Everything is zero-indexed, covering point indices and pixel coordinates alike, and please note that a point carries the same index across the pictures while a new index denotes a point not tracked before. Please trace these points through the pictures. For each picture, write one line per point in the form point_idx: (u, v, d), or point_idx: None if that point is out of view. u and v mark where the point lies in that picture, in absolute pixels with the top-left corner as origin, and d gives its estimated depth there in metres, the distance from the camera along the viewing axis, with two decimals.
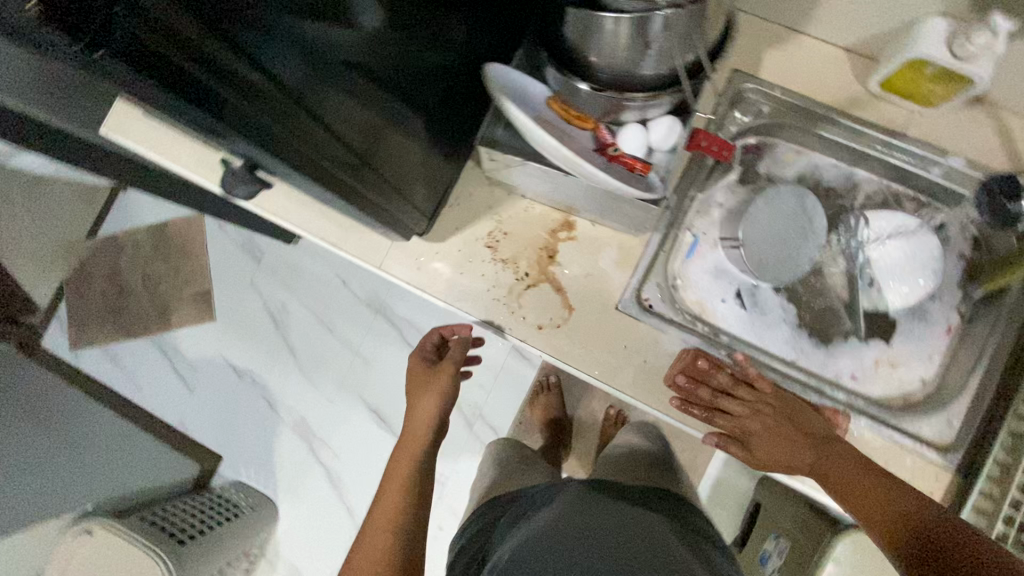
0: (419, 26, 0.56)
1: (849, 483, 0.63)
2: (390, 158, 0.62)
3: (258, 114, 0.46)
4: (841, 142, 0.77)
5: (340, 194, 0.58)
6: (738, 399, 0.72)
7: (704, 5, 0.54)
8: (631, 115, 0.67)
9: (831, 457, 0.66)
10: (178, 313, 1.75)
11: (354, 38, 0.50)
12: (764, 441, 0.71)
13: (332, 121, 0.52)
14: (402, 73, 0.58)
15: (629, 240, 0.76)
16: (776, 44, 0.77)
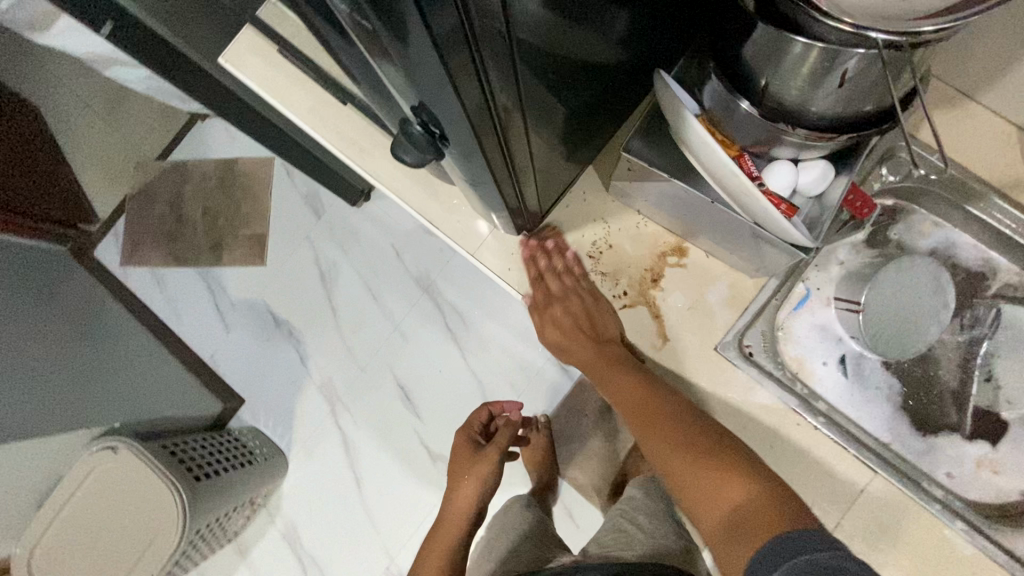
0: (611, 17, 0.52)
1: (632, 404, 0.72)
2: (536, 136, 0.58)
3: (481, 61, 0.39)
4: (992, 225, 0.71)
5: (490, 172, 0.54)
6: (551, 285, 0.77)
7: (913, 52, 0.49)
8: (784, 151, 0.64)
9: (613, 373, 0.76)
10: (230, 251, 1.75)
11: (566, 18, 0.46)
12: (558, 315, 0.80)
13: (518, 97, 0.48)
14: (577, 63, 0.54)
15: (742, 280, 0.72)
16: (943, 108, 0.72)
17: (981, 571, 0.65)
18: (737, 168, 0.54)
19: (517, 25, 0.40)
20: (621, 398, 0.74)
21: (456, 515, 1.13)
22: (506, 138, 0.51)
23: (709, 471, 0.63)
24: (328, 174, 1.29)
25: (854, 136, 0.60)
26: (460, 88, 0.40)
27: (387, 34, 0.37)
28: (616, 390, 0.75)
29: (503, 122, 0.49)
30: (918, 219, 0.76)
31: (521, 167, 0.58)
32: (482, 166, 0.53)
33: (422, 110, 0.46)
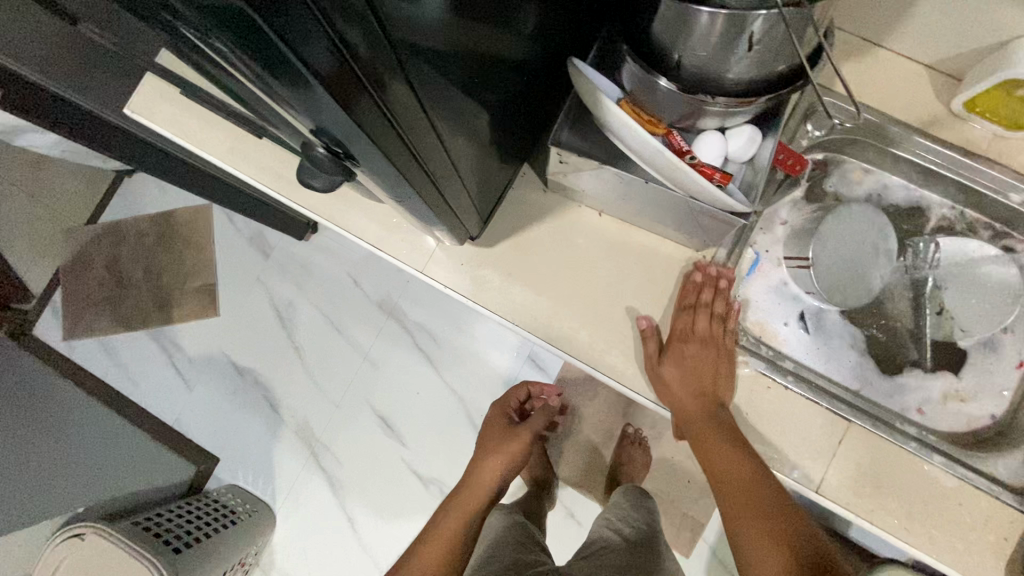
0: (516, 16, 0.51)
1: (726, 474, 0.67)
2: (460, 143, 0.57)
3: (377, 82, 0.38)
4: (919, 163, 0.73)
5: (414, 189, 0.53)
6: (701, 324, 0.71)
7: (814, 7, 0.49)
8: (710, 123, 0.64)
9: (712, 436, 0.68)
10: (180, 306, 1.67)
11: (466, 23, 0.45)
12: (688, 353, 0.70)
13: (430, 110, 0.47)
14: (489, 66, 0.53)
15: (692, 255, 0.72)
16: (854, 58, 0.73)
17: (969, 501, 0.65)
18: (663, 146, 0.53)
19: (410, 40, 0.39)
20: (718, 471, 0.67)
21: (478, 491, 1.09)
22: (423, 153, 0.50)
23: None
24: (267, 212, 1.25)
25: (772, 98, 0.60)
26: (354, 111, 0.38)
27: (268, 68, 0.35)
28: (714, 463, 0.68)
29: (417, 136, 0.47)
30: (850, 167, 0.78)
31: (447, 179, 0.57)
32: (404, 185, 0.51)
33: (327, 134, 0.44)
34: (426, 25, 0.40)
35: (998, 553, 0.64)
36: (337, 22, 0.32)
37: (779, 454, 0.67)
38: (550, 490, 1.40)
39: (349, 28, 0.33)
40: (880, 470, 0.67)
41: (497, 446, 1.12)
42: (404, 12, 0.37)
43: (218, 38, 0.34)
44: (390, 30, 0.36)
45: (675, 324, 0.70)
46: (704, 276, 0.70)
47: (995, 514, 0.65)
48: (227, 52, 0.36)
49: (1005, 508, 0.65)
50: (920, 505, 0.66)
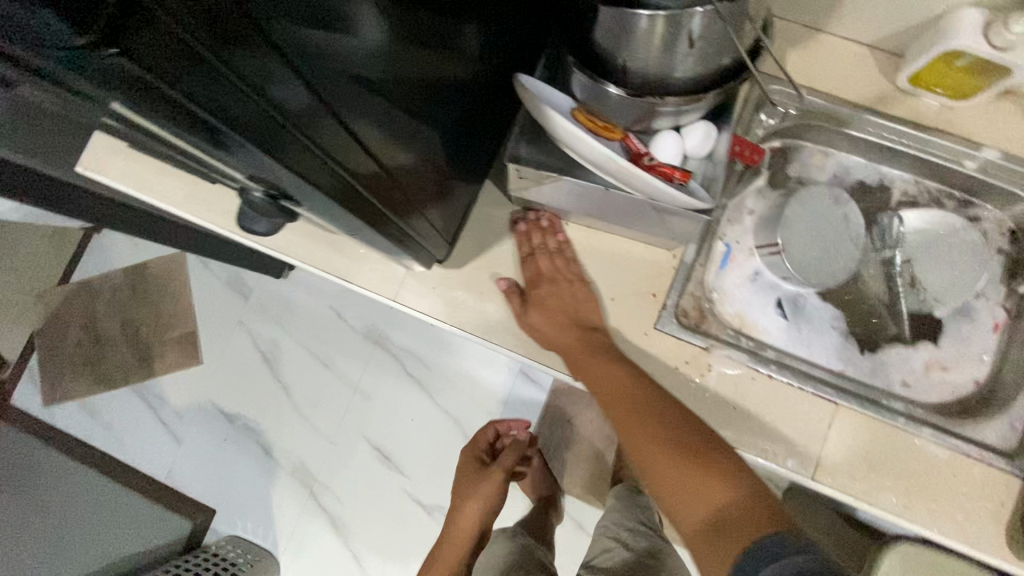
0: (443, 34, 0.52)
1: (609, 394, 0.67)
2: (411, 170, 0.57)
3: (289, 114, 0.39)
4: (874, 141, 0.74)
5: (364, 217, 0.53)
6: (542, 264, 0.72)
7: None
8: (664, 122, 0.65)
9: (588, 359, 0.69)
10: (160, 358, 1.64)
11: (380, 47, 0.45)
12: (545, 289, 0.71)
13: (363, 136, 0.48)
14: (425, 87, 0.54)
15: (663, 254, 0.72)
16: (799, 45, 0.74)
17: (960, 471, 0.65)
18: (612, 152, 0.53)
19: (328, 79, 0.41)
20: (603, 390, 0.67)
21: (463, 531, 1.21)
22: (368, 180, 0.51)
23: (697, 482, 0.61)
24: (238, 255, 1.23)
25: (720, 92, 0.61)
26: (276, 148, 0.40)
27: (175, 118, 0.36)
28: (597, 380, 0.68)
29: (358, 168, 0.49)
30: (808, 152, 0.79)
31: (402, 204, 0.58)
32: (352, 215, 0.52)
33: (265, 178, 0.45)
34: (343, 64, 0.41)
35: (996, 519, 0.64)
36: (242, 74, 0.34)
37: (773, 446, 0.67)
38: (556, 504, 1.38)
39: (257, 77, 0.35)
40: (874, 452, 0.66)
41: (470, 491, 1.21)
42: (315, 54, 0.38)
43: (121, 98, 0.35)
44: (304, 75, 0.38)
45: (525, 273, 0.72)
46: (528, 224, 0.73)
47: (988, 480, 0.65)
48: (138, 110, 0.37)
49: (997, 473, 0.65)
50: (914, 480, 0.65)
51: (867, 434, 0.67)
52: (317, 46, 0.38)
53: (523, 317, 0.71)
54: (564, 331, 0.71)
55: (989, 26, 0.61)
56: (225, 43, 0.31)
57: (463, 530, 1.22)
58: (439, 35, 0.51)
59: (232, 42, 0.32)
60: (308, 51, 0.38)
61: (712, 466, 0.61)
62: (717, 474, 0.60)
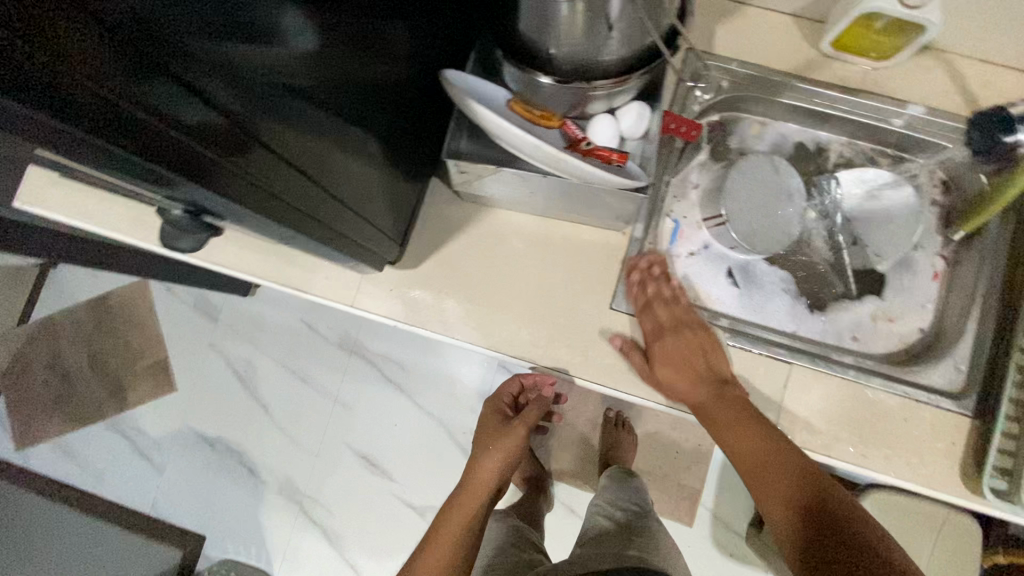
0: (367, 35, 0.52)
1: (750, 452, 0.63)
2: (348, 181, 0.58)
3: (199, 138, 0.39)
4: (805, 106, 0.76)
5: (298, 228, 0.54)
6: (661, 315, 0.71)
7: None
8: (598, 107, 0.66)
9: (732, 412, 0.65)
10: (133, 389, 1.61)
11: (300, 59, 0.45)
12: (670, 342, 0.70)
13: (289, 151, 0.48)
14: (354, 90, 0.54)
15: (612, 235, 0.74)
16: (725, 18, 0.76)
17: (911, 415, 0.68)
18: (539, 140, 0.54)
19: (243, 104, 0.41)
20: (743, 453, 0.64)
21: (474, 495, 0.98)
22: (300, 192, 0.51)
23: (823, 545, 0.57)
24: (198, 276, 1.21)
25: (648, 72, 0.62)
26: (190, 172, 0.40)
27: (79, 150, 0.37)
28: (737, 444, 0.64)
29: (286, 186, 0.49)
30: (746, 123, 0.80)
31: (343, 211, 0.58)
32: (287, 226, 0.53)
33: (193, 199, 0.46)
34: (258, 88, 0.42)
35: (948, 457, 0.67)
36: (142, 103, 0.34)
37: None
38: (545, 491, 1.40)
39: (158, 105, 0.35)
40: (829, 406, 0.69)
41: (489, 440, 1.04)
42: (227, 81, 0.39)
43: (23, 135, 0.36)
44: (212, 101, 0.38)
45: (643, 325, 0.71)
46: (641, 274, 0.72)
47: (939, 421, 0.68)
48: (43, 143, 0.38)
49: (946, 414, 0.68)
50: (870, 429, 0.68)
51: (822, 390, 0.69)
52: (227, 71, 0.39)
53: (649, 370, 0.69)
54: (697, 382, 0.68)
55: None
56: (109, 78, 0.32)
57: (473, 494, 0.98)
58: (361, 47, 0.52)
59: (120, 72, 0.32)
60: (216, 77, 0.38)
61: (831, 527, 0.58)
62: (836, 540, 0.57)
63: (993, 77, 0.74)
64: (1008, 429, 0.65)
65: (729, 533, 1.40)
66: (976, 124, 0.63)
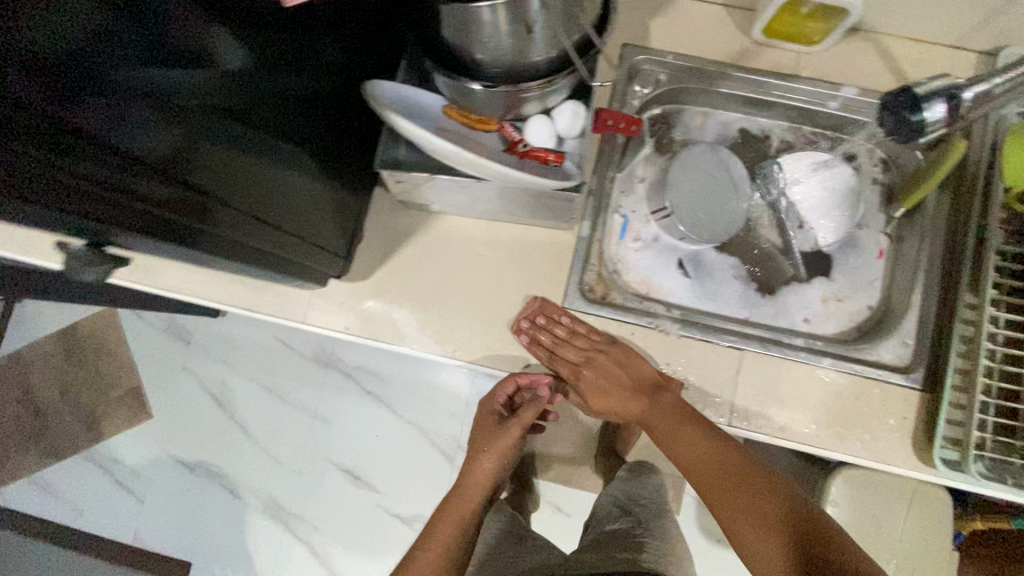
0: (291, 54, 0.52)
1: (696, 463, 0.65)
2: (286, 204, 0.58)
3: (100, 171, 0.39)
4: (742, 95, 0.77)
5: (214, 249, 0.54)
6: (570, 355, 0.73)
7: None
8: (533, 107, 0.65)
9: (673, 424, 0.67)
10: (107, 420, 1.58)
11: (221, 87, 0.45)
12: (589, 379, 0.74)
13: (216, 182, 0.48)
14: (286, 111, 0.54)
15: (560, 234, 0.74)
16: (657, 12, 0.76)
17: (862, 393, 0.69)
18: (458, 149, 0.54)
19: (156, 141, 0.41)
20: (689, 462, 0.65)
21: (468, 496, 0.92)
22: (224, 218, 0.51)
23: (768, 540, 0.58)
24: (158, 301, 1.19)
25: (579, 70, 0.62)
26: (76, 200, 0.41)
27: None
28: (682, 453, 0.66)
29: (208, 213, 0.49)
30: (688, 114, 0.81)
31: (281, 234, 0.58)
32: (202, 247, 0.53)
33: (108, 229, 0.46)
34: (174, 124, 0.41)
35: (900, 431, 0.68)
36: (37, 146, 0.35)
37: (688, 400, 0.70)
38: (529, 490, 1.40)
39: (58, 148, 0.36)
40: (783, 390, 0.69)
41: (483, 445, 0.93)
42: (138, 121, 0.39)
43: None
44: (119, 141, 0.38)
45: (565, 369, 0.75)
46: (535, 326, 0.71)
47: (890, 396, 0.69)
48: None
49: (896, 389, 0.69)
50: (824, 409, 0.69)
51: (774, 374, 0.70)
52: (138, 113, 0.38)
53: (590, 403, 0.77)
54: (628, 401, 0.71)
55: None
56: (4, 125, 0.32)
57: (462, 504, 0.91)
58: (285, 71, 0.52)
59: (16, 122, 0.32)
60: (124, 118, 0.38)
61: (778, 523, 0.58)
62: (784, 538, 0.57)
63: (923, 55, 0.75)
64: (956, 400, 0.66)
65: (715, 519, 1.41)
66: (887, 104, 0.60)
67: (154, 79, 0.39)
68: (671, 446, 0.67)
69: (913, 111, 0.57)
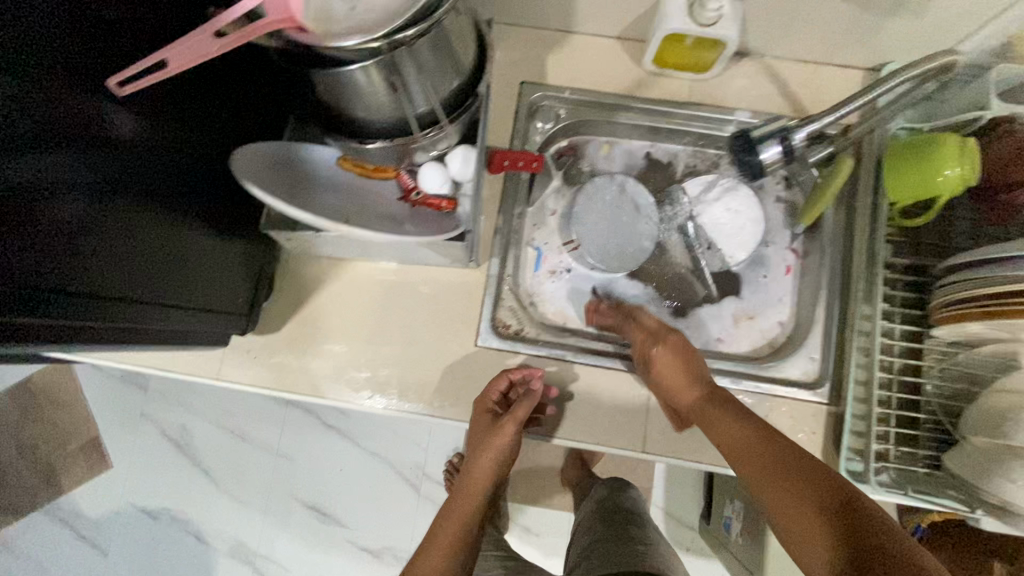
0: (181, 127, 0.56)
1: (739, 455, 0.56)
2: (184, 268, 0.59)
3: (18, 256, 0.41)
4: (641, 124, 0.79)
5: (128, 332, 0.55)
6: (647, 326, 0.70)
7: (441, 32, 0.55)
8: (423, 154, 0.66)
9: (717, 417, 0.60)
10: (66, 474, 1.54)
11: (113, 159, 0.49)
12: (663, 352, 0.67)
13: (122, 250, 0.50)
14: (182, 181, 0.57)
15: (470, 273, 0.75)
16: (553, 49, 0.78)
17: (771, 411, 0.70)
18: (312, 217, 0.51)
19: (44, 219, 0.42)
20: (732, 451, 0.57)
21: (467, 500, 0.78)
22: (134, 292, 0.52)
23: (801, 516, 0.49)
24: None
25: (463, 116, 0.65)
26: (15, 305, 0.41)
27: None
28: (721, 438, 0.59)
29: (109, 288, 0.50)
30: (593, 145, 0.83)
31: (184, 303, 0.60)
32: (122, 329, 0.54)
33: (29, 347, 0.46)
34: (59, 199, 0.43)
35: (809, 446, 0.70)
36: None
37: (602, 431, 0.72)
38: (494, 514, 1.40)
39: None
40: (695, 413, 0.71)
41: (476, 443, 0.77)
42: (24, 202, 0.41)
43: None
44: (32, 220, 0.41)
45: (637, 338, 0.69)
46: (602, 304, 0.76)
47: (797, 412, 0.70)
48: None
49: (803, 405, 0.71)
50: None
51: None
52: (34, 189, 0.41)
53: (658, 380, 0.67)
54: (688, 385, 0.64)
55: (692, 4, 0.65)
56: None
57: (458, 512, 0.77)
58: (166, 141, 0.54)
59: None
60: (33, 194, 0.41)
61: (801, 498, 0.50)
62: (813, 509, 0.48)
63: (810, 76, 0.77)
64: (857, 411, 0.68)
65: (681, 529, 1.41)
66: (734, 147, 0.70)
67: (51, 157, 0.43)
68: (719, 439, 0.59)
69: (748, 154, 0.68)
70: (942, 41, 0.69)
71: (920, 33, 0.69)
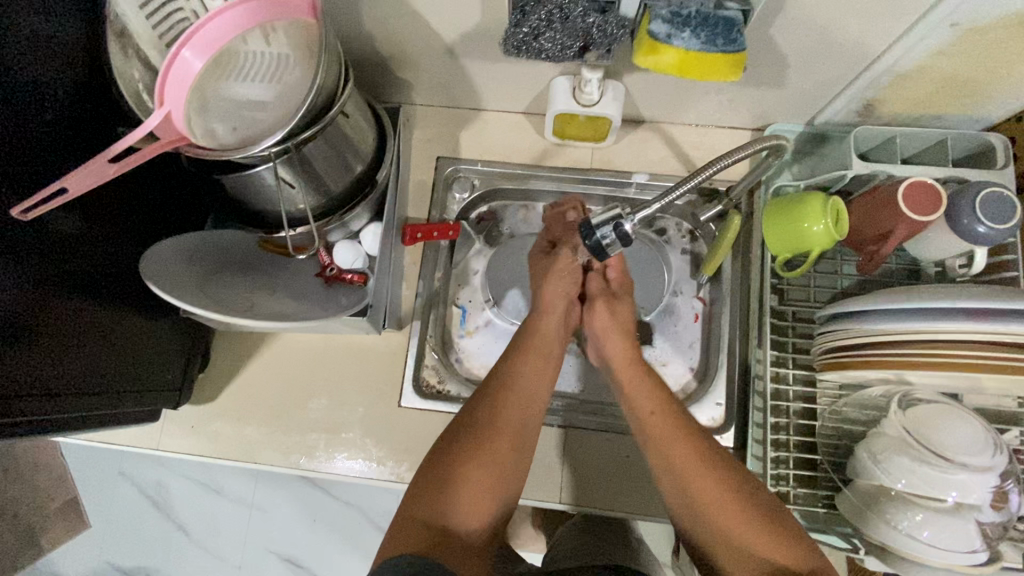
0: (112, 228, 0.62)
1: (660, 425, 0.64)
2: (116, 352, 0.63)
3: None
4: (550, 189, 0.85)
5: (66, 419, 0.59)
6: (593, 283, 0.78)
7: (335, 129, 0.61)
8: (336, 234, 0.72)
9: (636, 380, 0.68)
10: (44, 536, 1.56)
11: (53, 263, 0.54)
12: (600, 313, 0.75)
13: (59, 342, 0.55)
14: (116, 275, 0.63)
15: (394, 336, 0.81)
16: (465, 126, 0.85)
17: None
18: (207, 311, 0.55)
19: None
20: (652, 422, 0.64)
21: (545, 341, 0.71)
22: (67, 379, 0.57)
23: (724, 495, 0.58)
24: None
25: (371, 196, 0.71)
26: None
27: None
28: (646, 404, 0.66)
29: (45, 370, 0.54)
30: (511, 208, 0.89)
31: (119, 387, 0.64)
32: (61, 415, 0.58)
33: None
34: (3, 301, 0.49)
35: None
36: None
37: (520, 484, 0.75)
38: None
39: None
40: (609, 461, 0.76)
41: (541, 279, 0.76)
42: None
43: None
44: None
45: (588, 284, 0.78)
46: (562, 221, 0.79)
47: None
48: None
49: None
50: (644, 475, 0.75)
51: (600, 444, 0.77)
52: None
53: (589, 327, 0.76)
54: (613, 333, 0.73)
55: (575, 87, 0.70)
56: None
57: (509, 432, 0.63)
58: (101, 240, 0.60)
59: None
60: None
61: (777, 526, 0.55)
62: (791, 535, 0.55)
63: (702, 139, 0.83)
64: (756, 452, 0.72)
65: None
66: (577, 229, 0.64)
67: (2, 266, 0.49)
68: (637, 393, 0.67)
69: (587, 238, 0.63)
70: (813, 106, 0.76)
71: (789, 101, 0.75)
